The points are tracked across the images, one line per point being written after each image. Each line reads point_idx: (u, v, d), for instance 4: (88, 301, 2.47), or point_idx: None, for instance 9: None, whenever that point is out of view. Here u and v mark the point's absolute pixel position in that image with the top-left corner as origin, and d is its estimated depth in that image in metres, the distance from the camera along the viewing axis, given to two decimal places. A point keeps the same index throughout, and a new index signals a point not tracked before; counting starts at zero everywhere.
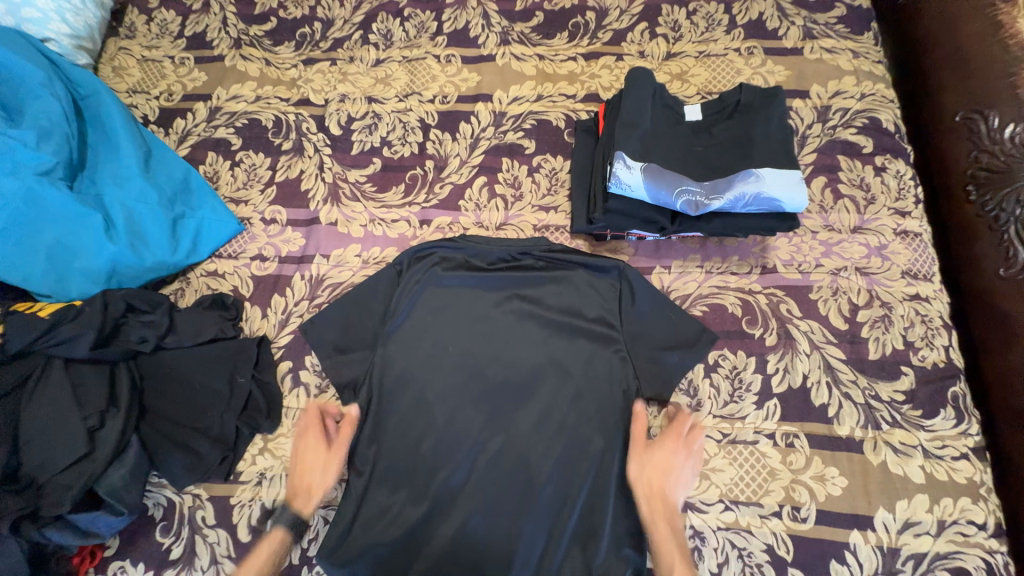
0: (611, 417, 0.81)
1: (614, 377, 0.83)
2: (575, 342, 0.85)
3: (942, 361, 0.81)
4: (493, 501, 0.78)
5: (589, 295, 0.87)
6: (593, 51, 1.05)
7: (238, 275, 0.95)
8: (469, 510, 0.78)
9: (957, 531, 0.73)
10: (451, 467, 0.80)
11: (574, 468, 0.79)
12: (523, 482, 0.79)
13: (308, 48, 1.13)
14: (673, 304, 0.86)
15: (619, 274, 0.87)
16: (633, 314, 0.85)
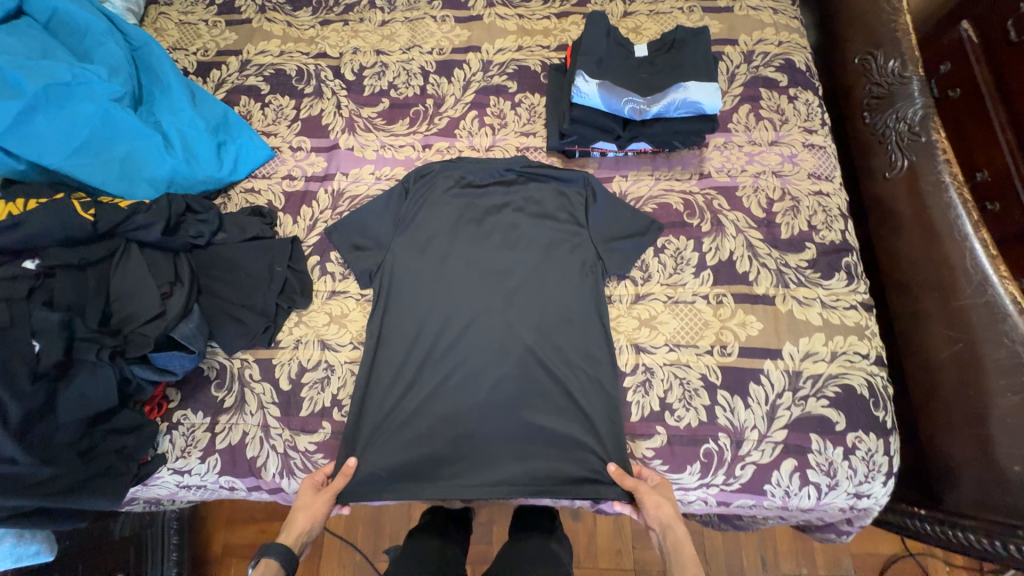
0: (581, 296, 1.00)
1: (582, 265, 1.02)
2: (550, 240, 1.04)
3: (839, 239, 1.03)
4: (484, 364, 0.96)
5: (562, 204, 1.07)
6: (564, 11, 1.27)
7: (271, 191, 1.14)
8: (465, 370, 0.96)
9: (846, 358, 0.94)
10: (451, 339, 0.98)
11: (549, 337, 0.98)
12: (509, 349, 0.97)
13: (324, 12, 1.33)
14: (628, 203, 1.06)
15: (585, 182, 1.08)
16: (595, 211, 1.05)
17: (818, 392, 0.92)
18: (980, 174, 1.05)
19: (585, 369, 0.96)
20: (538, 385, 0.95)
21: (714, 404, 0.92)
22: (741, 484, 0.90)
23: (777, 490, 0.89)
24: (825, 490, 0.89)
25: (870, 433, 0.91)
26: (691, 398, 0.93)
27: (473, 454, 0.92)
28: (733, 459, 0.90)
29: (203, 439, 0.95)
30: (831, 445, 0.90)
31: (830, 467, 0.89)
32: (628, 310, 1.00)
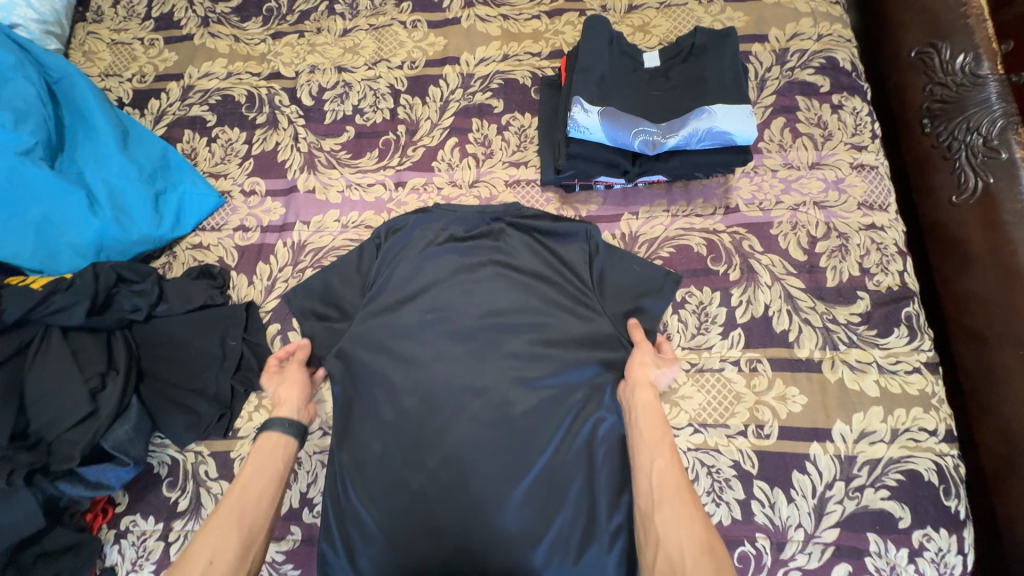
0: (585, 370, 0.85)
1: (585, 334, 0.86)
2: (547, 303, 0.88)
3: (897, 284, 0.85)
4: (475, 455, 0.82)
5: (554, 258, 0.90)
6: (556, 8, 1.07)
7: (222, 246, 0.98)
8: (453, 462, 0.82)
9: (910, 437, 0.78)
10: (436, 425, 0.84)
11: (550, 421, 0.83)
12: (502, 436, 0.83)
13: (275, 22, 1.14)
14: (636, 256, 0.90)
15: (587, 235, 0.91)
16: (596, 272, 0.89)
17: (875, 482, 0.76)
18: None
19: (593, 458, 0.81)
20: (538, 479, 0.81)
21: (750, 497, 0.77)
22: None
23: None
24: None
25: (941, 529, 0.75)
26: (721, 490, 0.78)
27: (467, 564, 0.79)
28: (774, 565, 0.75)
29: (156, 549, 0.82)
30: (894, 546, 0.74)
31: (893, 573, 0.74)
32: None
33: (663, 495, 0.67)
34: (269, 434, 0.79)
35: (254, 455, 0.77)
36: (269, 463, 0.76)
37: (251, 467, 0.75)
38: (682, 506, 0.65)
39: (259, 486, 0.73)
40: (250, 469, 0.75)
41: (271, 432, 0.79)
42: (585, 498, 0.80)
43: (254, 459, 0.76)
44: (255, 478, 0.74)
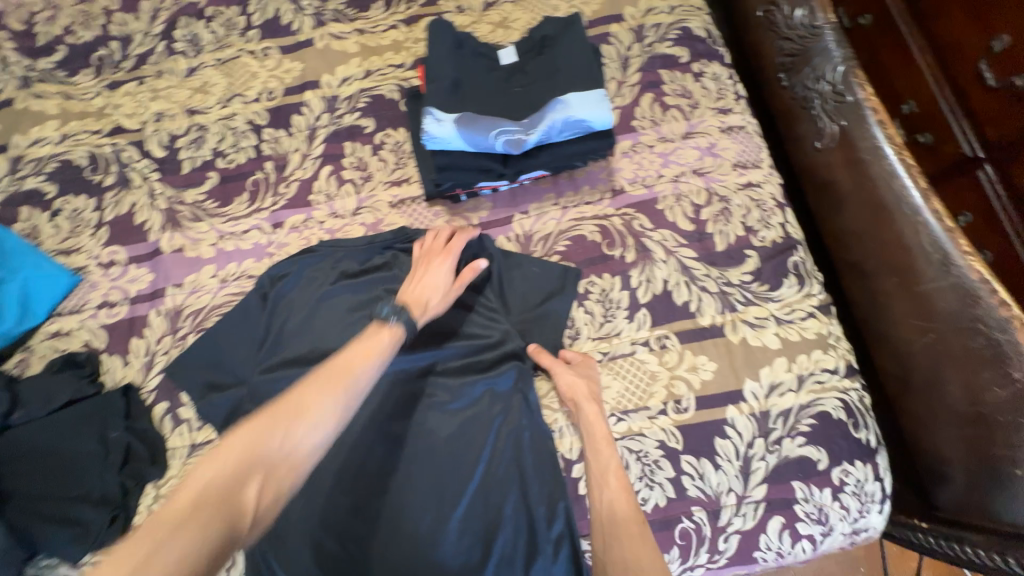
0: (501, 382, 0.82)
1: (495, 344, 0.84)
2: (452, 322, 0.85)
3: (781, 236, 0.88)
4: (402, 492, 0.78)
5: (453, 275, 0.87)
6: (412, 15, 1.03)
7: (86, 328, 0.87)
8: (382, 506, 0.77)
9: (815, 380, 0.81)
10: (356, 471, 0.79)
11: (473, 441, 0.80)
12: (428, 468, 0.79)
13: (110, 72, 1.04)
14: (533, 258, 0.88)
15: (481, 247, 0.88)
16: (500, 283, 0.87)
17: (791, 431, 0.78)
18: (907, 106, 1.03)
19: (520, 468, 0.79)
20: (470, 504, 0.77)
21: (680, 473, 0.77)
22: (728, 559, 0.77)
23: (769, 553, 0.76)
24: (821, 538, 0.77)
25: (857, 461, 0.78)
26: (652, 473, 0.77)
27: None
28: (714, 534, 0.76)
29: None
30: (818, 488, 0.77)
31: (821, 513, 0.77)
32: None
33: (615, 539, 0.66)
34: (396, 325, 0.71)
35: (362, 342, 0.68)
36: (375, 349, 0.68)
37: (344, 357, 0.65)
38: (634, 547, 0.65)
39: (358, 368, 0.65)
40: (348, 356, 0.66)
41: (396, 324, 0.71)
42: (520, 511, 0.77)
43: (373, 348, 0.67)
44: (370, 366, 0.66)
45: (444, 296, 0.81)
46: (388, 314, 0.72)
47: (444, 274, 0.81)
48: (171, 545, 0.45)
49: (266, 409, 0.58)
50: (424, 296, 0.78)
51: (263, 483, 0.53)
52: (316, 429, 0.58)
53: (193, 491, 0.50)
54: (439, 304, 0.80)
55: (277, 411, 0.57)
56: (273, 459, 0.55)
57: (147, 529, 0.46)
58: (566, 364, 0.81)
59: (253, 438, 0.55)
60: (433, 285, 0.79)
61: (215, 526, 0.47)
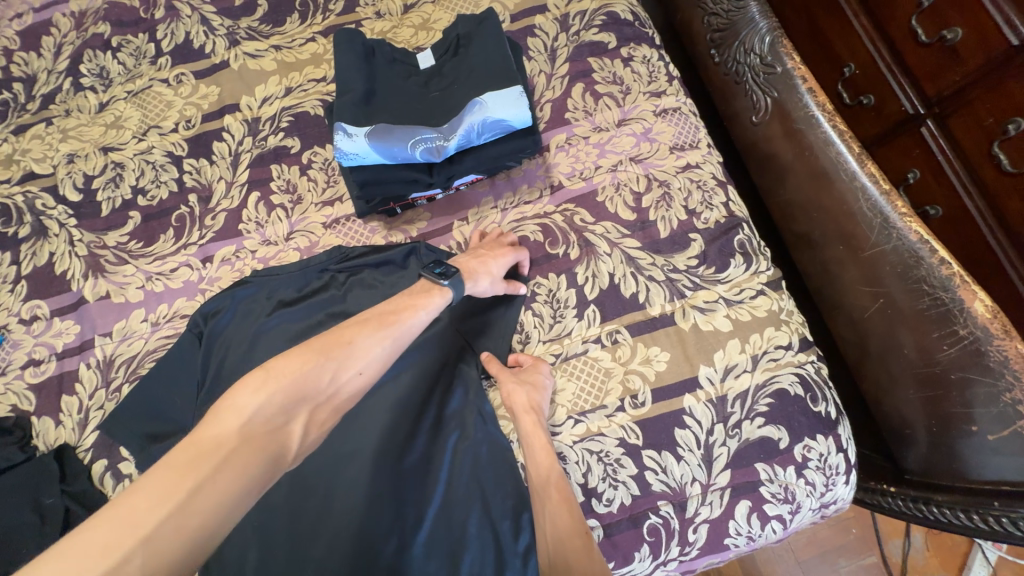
0: (458, 398, 0.81)
1: (445, 358, 0.82)
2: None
3: (724, 215, 0.87)
4: (359, 525, 0.73)
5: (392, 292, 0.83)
6: (330, 25, 0.99)
7: (13, 391, 0.83)
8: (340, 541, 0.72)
9: (770, 358, 0.80)
10: (312, 506, 0.76)
11: (433, 458, 0.78)
12: (386, 493, 0.75)
13: (15, 116, 0.98)
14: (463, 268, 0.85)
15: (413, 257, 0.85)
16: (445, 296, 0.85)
17: (750, 413, 0.77)
18: (847, 69, 0.99)
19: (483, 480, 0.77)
20: (434, 525, 0.75)
21: (643, 469, 0.76)
22: (699, 549, 0.76)
23: (740, 539, 0.76)
24: (790, 517, 0.76)
25: (818, 435, 0.78)
26: (614, 472, 0.76)
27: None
28: (682, 526, 0.75)
29: None
30: (781, 467, 0.76)
31: (788, 492, 0.76)
32: None
33: (561, 555, 0.66)
34: (447, 287, 0.73)
35: (414, 295, 0.72)
36: (423, 300, 0.71)
37: (393, 306, 0.69)
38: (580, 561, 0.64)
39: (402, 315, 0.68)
40: (397, 307, 0.69)
41: (447, 288, 0.73)
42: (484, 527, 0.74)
43: (421, 306, 0.70)
44: (416, 320, 0.69)
45: (497, 283, 0.79)
46: (440, 278, 0.73)
47: (506, 259, 0.80)
48: (224, 469, 0.47)
49: (314, 344, 0.61)
50: (479, 274, 0.77)
51: (307, 419, 0.57)
52: (357, 377, 0.62)
53: (245, 416, 0.52)
54: (489, 287, 0.78)
55: (324, 347, 0.61)
56: (316, 392, 0.58)
57: (202, 445, 0.48)
58: (511, 373, 0.79)
59: (302, 368, 0.58)
60: (492, 269, 0.78)
61: (262, 460, 0.50)
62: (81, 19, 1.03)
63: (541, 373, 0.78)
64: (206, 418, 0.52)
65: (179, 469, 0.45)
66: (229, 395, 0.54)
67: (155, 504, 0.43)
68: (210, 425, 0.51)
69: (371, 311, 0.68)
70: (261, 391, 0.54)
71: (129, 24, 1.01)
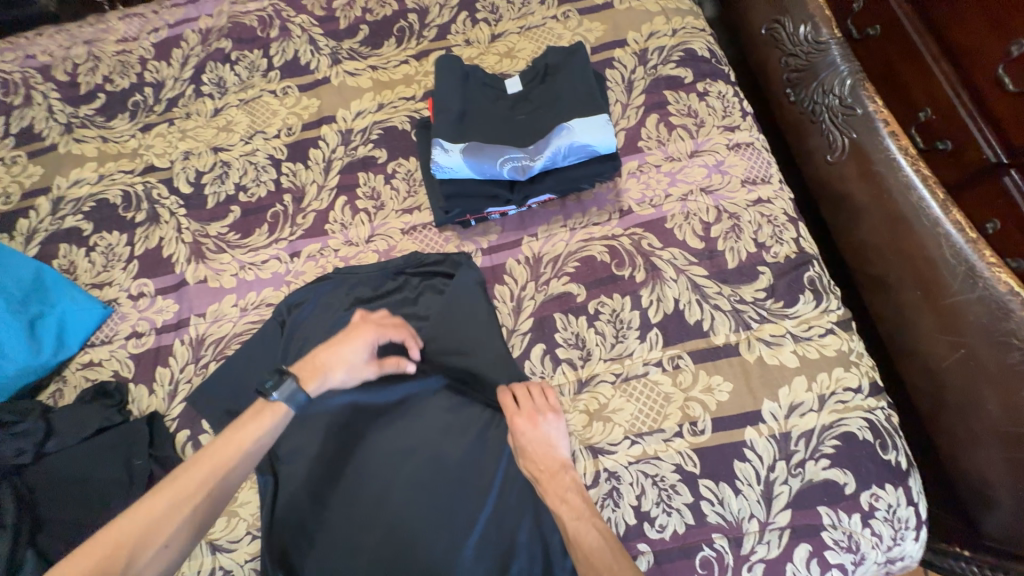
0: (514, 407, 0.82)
1: (506, 369, 0.84)
2: (461, 347, 0.85)
3: (794, 251, 0.87)
4: (416, 519, 0.77)
5: (461, 301, 0.87)
6: (422, 50, 1.08)
7: (116, 358, 0.91)
8: (396, 534, 0.76)
9: (837, 400, 0.78)
10: (371, 498, 0.79)
11: (490, 462, 0.79)
12: (442, 493, 0.78)
13: (143, 115, 1.11)
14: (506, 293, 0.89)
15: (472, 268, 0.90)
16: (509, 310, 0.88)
17: (815, 453, 0.75)
18: (923, 113, 0.92)
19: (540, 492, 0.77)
20: (485, 530, 0.76)
21: (699, 499, 0.75)
22: None
23: None
24: (853, 568, 0.73)
25: (887, 485, 0.75)
26: (669, 498, 0.75)
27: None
28: (737, 563, 0.73)
29: None
30: (846, 514, 0.73)
31: (851, 541, 0.73)
32: (574, 403, 0.82)
33: None
34: (278, 403, 0.71)
35: (237, 426, 0.69)
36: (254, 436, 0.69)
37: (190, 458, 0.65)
38: None
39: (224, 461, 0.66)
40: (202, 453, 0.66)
41: (277, 401, 0.71)
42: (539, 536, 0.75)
43: (249, 440, 0.68)
44: (244, 462, 0.67)
45: (357, 371, 0.79)
46: (273, 390, 0.71)
47: (359, 348, 0.78)
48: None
49: (136, 507, 0.61)
50: (330, 369, 0.76)
51: None
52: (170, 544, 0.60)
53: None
54: (344, 377, 0.78)
55: (135, 519, 0.60)
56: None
57: None
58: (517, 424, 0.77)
59: (104, 559, 0.56)
60: (347, 359, 0.77)
61: None
62: (207, 35, 1.16)
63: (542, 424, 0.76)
64: None
65: None
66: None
67: None
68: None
69: (187, 462, 0.65)
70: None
71: (247, 41, 1.13)
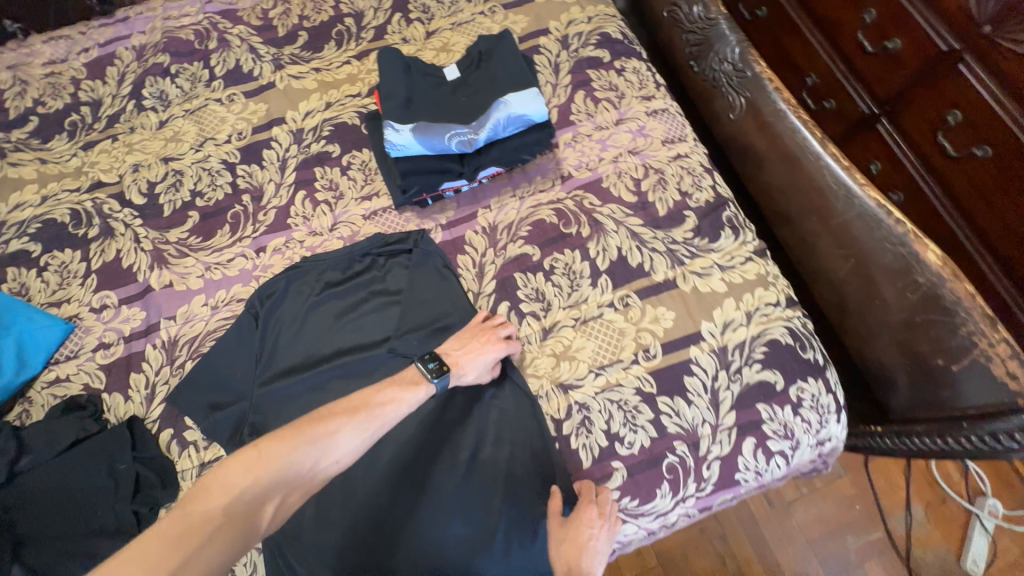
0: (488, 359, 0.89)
1: None
2: (430, 315, 0.91)
3: (712, 196, 1.00)
4: (393, 501, 0.82)
5: (427, 275, 0.94)
6: (362, 50, 1.14)
7: (84, 371, 0.91)
8: (376, 507, 0.82)
9: (762, 313, 0.91)
10: (351, 484, 0.84)
11: (461, 438, 0.85)
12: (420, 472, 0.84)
13: (83, 134, 1.10)
14: (468, 262, 0.97)
15: (426, 243, 0.97)
16: (473, 276, 0.96)
17: (748, 359, 0.88)
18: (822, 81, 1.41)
19: (505, 466, 0.83)
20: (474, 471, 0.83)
21: (659, 414, 0.85)
22: (713, 485, 0.84)
23: (748, 473, 0.84)
24: (791, 452, 0.86)
25: (810, 378, 0.88)
26: (634, 417, 0.85)
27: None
28: (697, 464, 0.83)
29: None
30: (780, 407, 0.86)
31: (787, 429, 0.86)
32: (541, 349, 0.90)
33: None
34: (433, 385, 0.79)
35: (399, 380, 0.79)
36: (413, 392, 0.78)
37: (364, 395, 0.74)
38: None
39: (388, 403, 0.75)
40: (369, 394, 0.75)
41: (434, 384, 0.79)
42: (512, 494, 0.82)
43: (406, 398, 0.77)
44: (397, 410, 0.75)
45: (484, 377, 0.84)
46: (430, 375, 0.79)
47: (493, 358, 0.83)
48: (206, 548, 0.53)
49: (313, 423, 0.68)
50: (465, 365, 0.82)
51: (280, 501, 0.61)
52: (336, 463, 0.67)
53: (235, 496, 0.58)
54: (474, 380, 0.83)
55: (314, 432, 0.67)
56: (299, 480, 0.63)
57: (188, 523, 0.54)
58: (559, 523, 0.79)
59: (290, 454, 0.63)
60: (478, 361, 0.83)
61: (237, 541, 0.55)
62: (142, 51, 1.17)
63: (583, 528, 0.77)
64: (207, 478, 0.58)
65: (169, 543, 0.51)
66: (222, 469, 0.59)
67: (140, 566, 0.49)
68: (199, 503, 0.56)
69: (355, 397, 0.74)
70: (254, 471, 0.60)
71: (185, 54, 1.15)
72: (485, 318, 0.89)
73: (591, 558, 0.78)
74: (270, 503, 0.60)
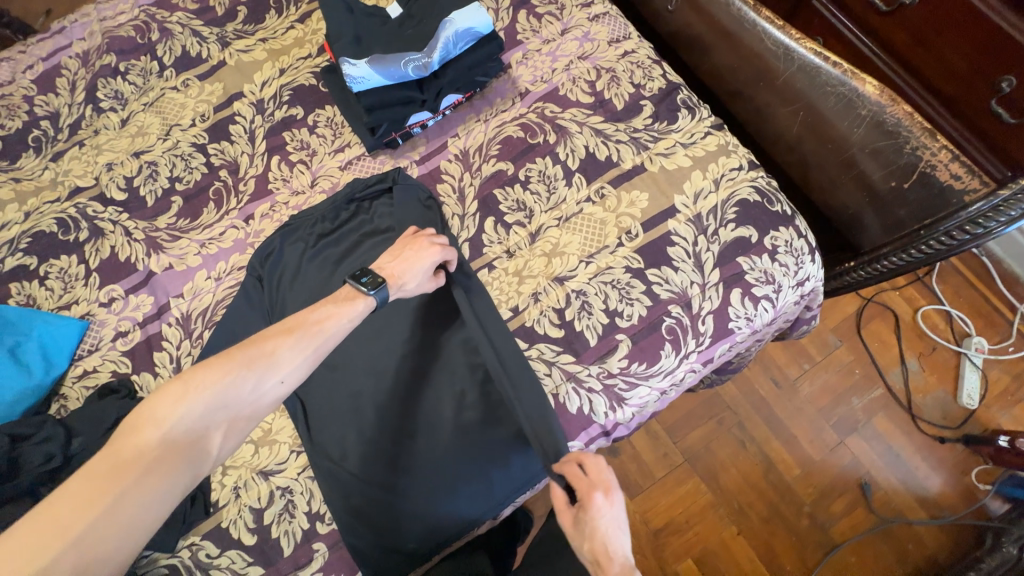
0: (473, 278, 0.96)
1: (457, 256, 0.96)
2: None
3: (664, 83, 1.05)
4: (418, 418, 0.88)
5: (410, 207, 0.98)
6: (304, 13, 1.16)
7: (109, 360, 0.95)
8: (403, 425, 0.87)
9: (728, 178, 0.97)
10: (382, 407, 0.89)
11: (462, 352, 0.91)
12: (438, 391, 0.89)
13: (49, 146, 1.11)
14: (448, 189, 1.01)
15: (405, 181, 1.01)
16: (454, 202, 1.01)
17: (723, 221, 0.94)
18: None
19: (513, 369, 0.88)
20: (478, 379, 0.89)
21: (650, 285, 0.92)
22: (711, 337, 0.91)
23: (741, 321, 0.91)
24: (775, 296, 0.93)
25: (781, 228, 0.95)
26: (628, 292, 0.91)
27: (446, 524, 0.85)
28: (693, 321, 0.90)
29: None
30: (758, 257, 0.93)
31: (768, 275, 0.93)
32: (532, 252, 0.96)
33: None
34: (370, 297, 0.77)
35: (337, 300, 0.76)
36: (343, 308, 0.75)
37: (298, 316, 0.71)
38: None
39: (329, 322, 0.72)
40: (303, 314, 0.72)
41: (372, 297, 0.77)
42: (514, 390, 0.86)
43: (343, 314, 0.74)
44: (339, 326, 0.73)
45: (423, 284, 0.85)
46: (367, 288, 0.77)
47: (430, 265, 0.85)
48: (146, 477, 0.56)
49: (243, 350, 0.65)
50: (405, 278, 0.82)
51: (226, 425, 0.62)
52: (279, 386, 0.66)
53: (168, 428, 0.59)
54: (413, 288, 0.84)
55: (246, 359, 0.64)
56: (240, 403, 0.63)
57: (121, 458, 0.56)
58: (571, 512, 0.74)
59: (223, 381, 0.62)
60: (415, 270, 0.83)
61: (180, 467, 0.58)
62: (87, 57, 1.17)
63: (590, 506, 0.71)
64: (134, 416, 0.59)
65: (103, 479, 0.54)
66: (151, 404, 0.59)
67: (79, 505, 0.52)
68: (133, 438, 0.57)
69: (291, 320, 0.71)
70: (181, 402, 0.60)
71: (130, 50, 1.16)
72: (415, 231, 0.90)
73: (611, 542, 0.69)
74: (215, 430, 0.62)
